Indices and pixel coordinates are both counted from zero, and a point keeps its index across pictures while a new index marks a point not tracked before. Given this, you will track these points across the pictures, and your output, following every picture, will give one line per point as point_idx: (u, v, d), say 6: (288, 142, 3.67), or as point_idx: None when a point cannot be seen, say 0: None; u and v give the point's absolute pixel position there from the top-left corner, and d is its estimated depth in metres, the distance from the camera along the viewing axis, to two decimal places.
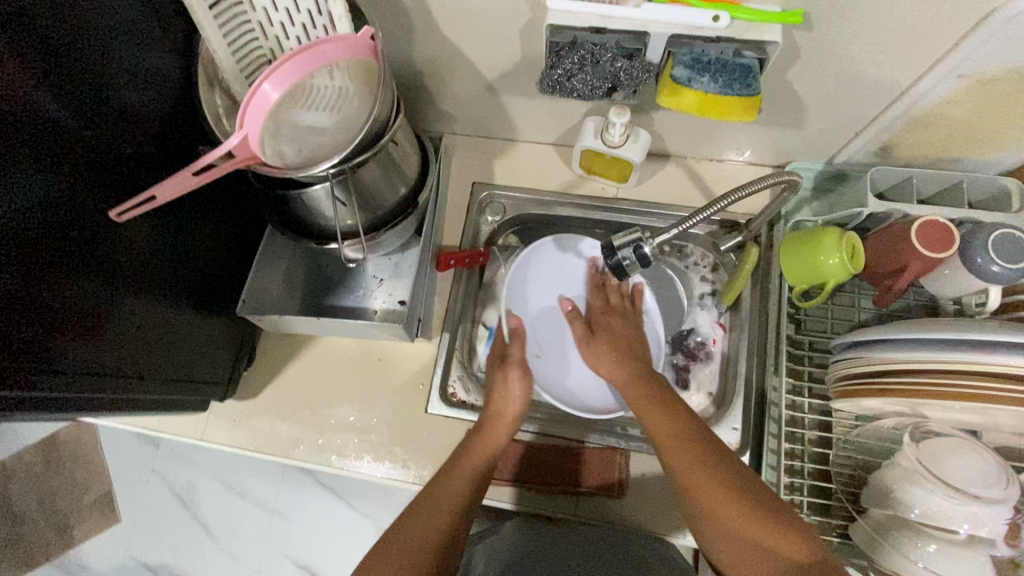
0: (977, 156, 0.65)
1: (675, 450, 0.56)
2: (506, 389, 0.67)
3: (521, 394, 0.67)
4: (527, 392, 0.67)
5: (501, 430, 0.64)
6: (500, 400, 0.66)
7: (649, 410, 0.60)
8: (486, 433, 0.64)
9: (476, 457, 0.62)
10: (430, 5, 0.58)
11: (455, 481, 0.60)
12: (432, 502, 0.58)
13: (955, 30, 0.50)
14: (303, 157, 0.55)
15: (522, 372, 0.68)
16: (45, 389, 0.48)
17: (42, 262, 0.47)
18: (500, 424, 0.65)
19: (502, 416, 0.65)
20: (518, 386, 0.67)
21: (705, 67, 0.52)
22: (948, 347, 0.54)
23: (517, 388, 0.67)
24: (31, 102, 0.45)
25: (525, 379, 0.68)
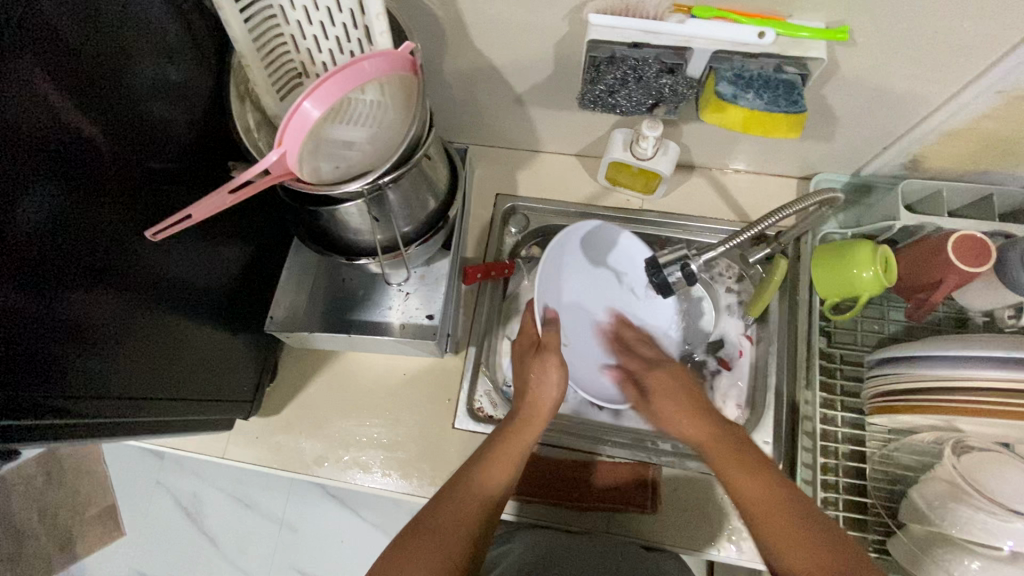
0: (1007, 169, 0.65)
1: (764, 513, 0.52)
2: (545, 374, 0.63)
3: (557, 380, 0.63)
4: (563, 385, 0.64)
5: (536, 420, 0.62)
6: (536, 390, 0.64)
7: (732, 474, 0.55)
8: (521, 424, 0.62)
9: (504, 465, 0.58)
10: (465, 19, 0.57)
11: (490, 470, 0.58)
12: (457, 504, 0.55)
13: (999, 47, 0.50)
14: (338, 173, 0.54)
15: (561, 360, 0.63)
16: (68, 412, 0.47)
17: (69, 281, 0.45)
18: (536, 413, 0.63)
19: (539, 406, 0.63)
20: (553, 372, 0.63)
21: (749, 82, 0.52)
22: (993, 368, 0.53)
23: (555, 378, 0.63)
24: (64, 120, 0.44)
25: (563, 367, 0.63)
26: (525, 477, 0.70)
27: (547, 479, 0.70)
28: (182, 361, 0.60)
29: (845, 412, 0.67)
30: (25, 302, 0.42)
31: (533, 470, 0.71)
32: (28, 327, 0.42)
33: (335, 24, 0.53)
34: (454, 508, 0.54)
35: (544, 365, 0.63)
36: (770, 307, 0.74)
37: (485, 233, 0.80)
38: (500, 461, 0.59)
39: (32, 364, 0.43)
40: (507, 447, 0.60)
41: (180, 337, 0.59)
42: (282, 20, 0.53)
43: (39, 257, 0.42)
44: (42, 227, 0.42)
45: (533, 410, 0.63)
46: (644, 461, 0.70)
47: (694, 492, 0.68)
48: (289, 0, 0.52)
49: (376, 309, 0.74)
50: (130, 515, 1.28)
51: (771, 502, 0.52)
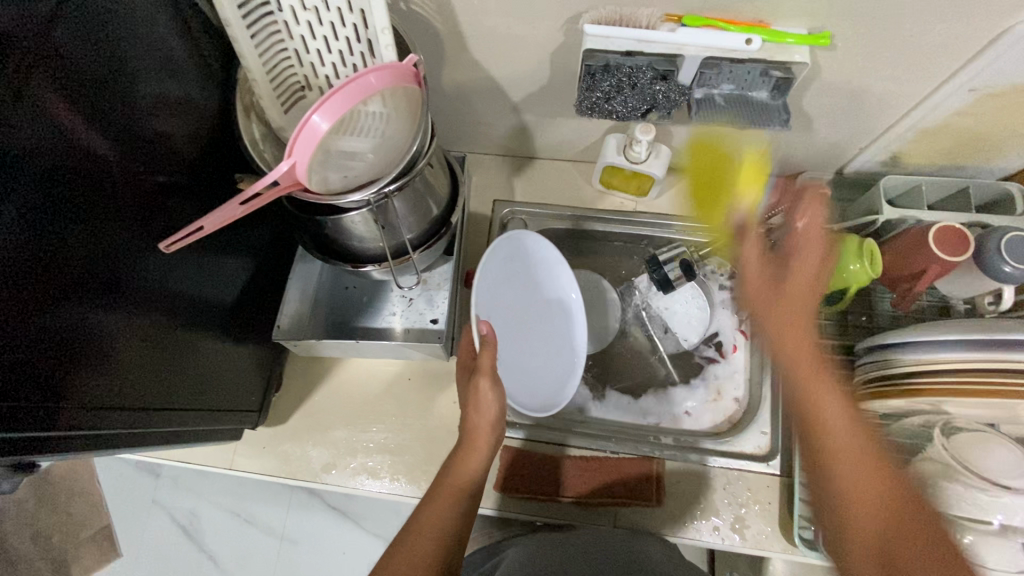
0: (979, 161, 0.69)
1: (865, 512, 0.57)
2: (479, 395, 0.60)
3: (497, 407, 0.60)
4: (502, 402, 0.61)
5: (479, 443, 0.60)
6: (471, 423, 0.61)
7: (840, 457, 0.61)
8: (465, 451, 0.60)
9: (452, 483, 0.58)
10: (463, 32, 0.59)
11: (438, 507, 0.56)
12: (416, 524, 0.55)
13: (971, 47, 0.53)
14: (346, 183, 0.56)
15: (493, 380, 0.60)
16: (79, 428, 0.47)
17: (79, 297, 0.46)
18: (480, 437, 0.60)
19: (479, 432, 0.60)
20: (493, 397, 0.60)
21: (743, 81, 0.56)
22: (977, 348, 0.56)
23: (490, 399, 0.60)
24: (74, 139, 0.45)
25: (497, 387, 0.60)
26: (534, 475, 0.71)
27: (554, 476, 0.71)
28: (185, 374, 0.59)
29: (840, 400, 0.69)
30: (36, 325, 0.42)
31: (541, 466, 0.72)
32: (41, 345, 0.43)
33: (338, 38, 0.55)
34: (409, 553, 0.53)
35: (479, 391, 0.60)
36: None
37: (483, 238, 0.82)
38: (443, 497, 0.57)
39: (45, 382, 0.43)
40: (451, 484, 0.58)
41: (185, 369, 0.59)
42: (286, 35, 0.55)
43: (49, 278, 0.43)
44: (54, 246, 0.43)
45: (474, 440, 0.60)
46: (648, 455, 0.72)
47: (697, 484, 0.70)
48: (294, 17, 0.54)
49: (379, 316, 0.75)
50: (127, 535, 1.26)
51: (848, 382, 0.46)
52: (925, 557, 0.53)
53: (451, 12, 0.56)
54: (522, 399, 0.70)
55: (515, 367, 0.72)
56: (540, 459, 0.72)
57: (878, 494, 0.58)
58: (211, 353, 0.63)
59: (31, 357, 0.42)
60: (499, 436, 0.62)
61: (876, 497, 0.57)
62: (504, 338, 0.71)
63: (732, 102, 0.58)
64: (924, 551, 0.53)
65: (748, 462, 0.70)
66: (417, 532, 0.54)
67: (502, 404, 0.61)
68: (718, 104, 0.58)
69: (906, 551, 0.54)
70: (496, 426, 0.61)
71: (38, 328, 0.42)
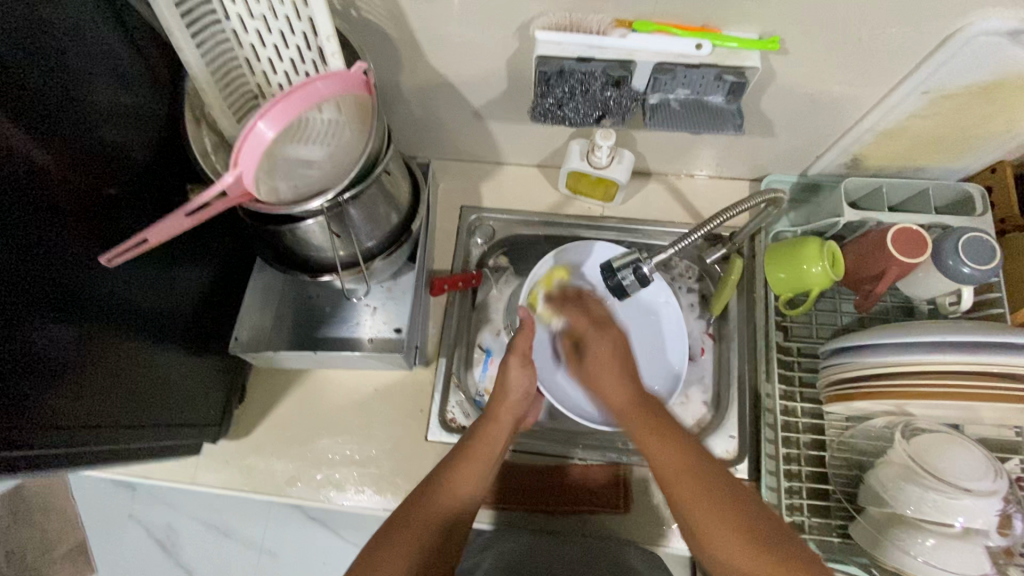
0: (938, 162, 0.69)
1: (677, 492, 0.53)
2: (507, 371, 0.64)
3: (526, 386, 0.64)
4: (532, 381, 0.65)
5: (502, 421, 0.63)
6: (497, 399, 0.64)
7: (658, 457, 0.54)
8: (486, 423, 0.62)
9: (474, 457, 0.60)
10: (418, 38, 0.58)
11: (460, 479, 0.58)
12: (433, 495, 0.56)
13: (921, 49, 0.54)
14: (298, 192, 0.55)
15: (523, 362, 0.64)
16: (24, 446, 0.45)
17: (20, 307, 0.44)
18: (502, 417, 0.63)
19: (504, 406, 0.63)
20: (523, 376, 0.64)
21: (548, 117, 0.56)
22: (935, 350, 0.57)
23: (520, 379, 0.64)
24: (12, 148, 0.43)
25: (528, 368, 0.64)
26: (506, 485, 0.71)
27: (528, 484, 0.71)
28: (143, 388, 0.58)
29: (805, 403, 0.69)
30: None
31: (507, 476, 0.71)
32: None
33: (289, 46, 0.54)
34: (420, 514, 0.55)
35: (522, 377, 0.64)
36: (730, 305, 0.77)
37: (451, 244, 0.81)
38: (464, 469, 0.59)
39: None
40: (475, 454, 0.60)
41: (136, 381, 0.57)
42: (235, 44, 0.54)
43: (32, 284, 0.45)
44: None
45: (497, 416, 0.63)
46: (615, 462, 0.71)
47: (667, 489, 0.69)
48: (242, 25, 0.53)
49: (344, 325, 0.74)
50: (104, 550, 1.24)
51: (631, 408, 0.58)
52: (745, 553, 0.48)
53: (403, 19, 0.56)
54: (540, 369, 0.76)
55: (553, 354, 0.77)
56: (509, 468, 0.72)
57: (722, 520, 0.50)
58: (169, 366, 0.62)
59: None
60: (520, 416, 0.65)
61: (687, 491, 0.52)
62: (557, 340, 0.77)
63: (688, 107, 0.58)
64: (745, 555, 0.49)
65: None
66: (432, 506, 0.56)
67: (529, 386, 0.65)
68: (674, 108, 0.58)
69: (717, 538, 0.50)
70: (522, 402, 0.65)
71: None
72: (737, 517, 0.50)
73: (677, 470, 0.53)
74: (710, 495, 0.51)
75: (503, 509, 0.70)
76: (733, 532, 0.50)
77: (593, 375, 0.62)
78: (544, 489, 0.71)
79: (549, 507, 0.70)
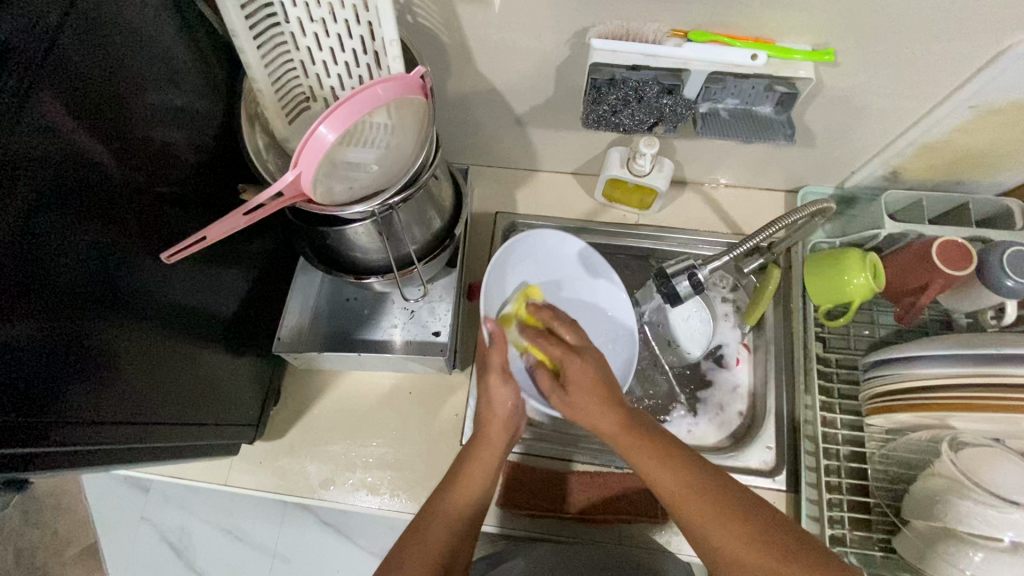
0: (978, 176, 0.70)
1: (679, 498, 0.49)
2: (491, 392, 0.61)
3: (512, 402, 0.61)
4: (517, 396, 0.62)
5: (492, 435, 0.60)
6: (484, 423, 0.61)
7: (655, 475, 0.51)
8: (479, 445, 0.60)
9: (475, 475, 0.58)
10: (469, 44, 0.59)
11: (454, 500, 0.56)
12: (439, 510, 0.55)
13: (971, 64, 0.54)
14: (351, 194, 0.55)
15: (505, 377, 0.61)
16: (73, 442, 0.46)
17: (74, 299, 0.44)
18: (493, 433, 0.61)
19: (493, 424, 0.61)
20: (506, 392, 0.61)
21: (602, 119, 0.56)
22: (983, 364, 0.56)
23: (504, 394, 0.61)
24: (78, 148, 0.44)
25: (510, 382, 0.61)
26: (540, 491, 0.70)
27: (563, 490, 0.70)
28: (184, 387, 0.58)
29: (845, 414, 0.69)
30: (29, 331, 0.41)
31: (546, 482, 0.70)
32: (30, 359, 0.41)
33: (344, 49, 0.55)
34: (426, 530, 0.53)
35: (504, 394, 0.61)
36: (766, 315, 0.77)
37: (486, 249, 0.81)
38: (459, 493, 0.57)
39: (37, 394, 0.42)
40: (468, 480, 0.58)
41: (181, 381, 0.58)
42: (293, 46, 0.55)
43: (86, 277, 0.45)
44: (43, 244, 0.41)
45: (489, 434, 0.61)
46: None
47: None
48: (301, 28, 0.53)
49: (380, 327, 0.74)
50: (116, 552, 1.22)
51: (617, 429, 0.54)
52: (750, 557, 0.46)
53: (457, 25, 0.57)
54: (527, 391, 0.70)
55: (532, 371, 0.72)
56: (545, 474, 0.71)
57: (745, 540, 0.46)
58: (213, 365, 0.63)
59: (37, 367, 0.41)
60: (513, 434, 0.62)
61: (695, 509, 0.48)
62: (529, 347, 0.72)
63: (737, 117, 0.59)
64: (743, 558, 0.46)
65: (754, 477, 0.69)
66: (436, 520, 0.54)
67: (517, 398, 0.62)
68: (722, 117, 0.59)
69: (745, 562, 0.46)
70: (511, 420, 0.62)
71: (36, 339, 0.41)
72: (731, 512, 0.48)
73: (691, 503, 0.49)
74: (726, 522, 0.47)
75: (538, 514, 0.69)
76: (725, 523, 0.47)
77: (574, 403, 0.56)
78: (579, 497, 0.69)
79: (587, 514, 0.69)
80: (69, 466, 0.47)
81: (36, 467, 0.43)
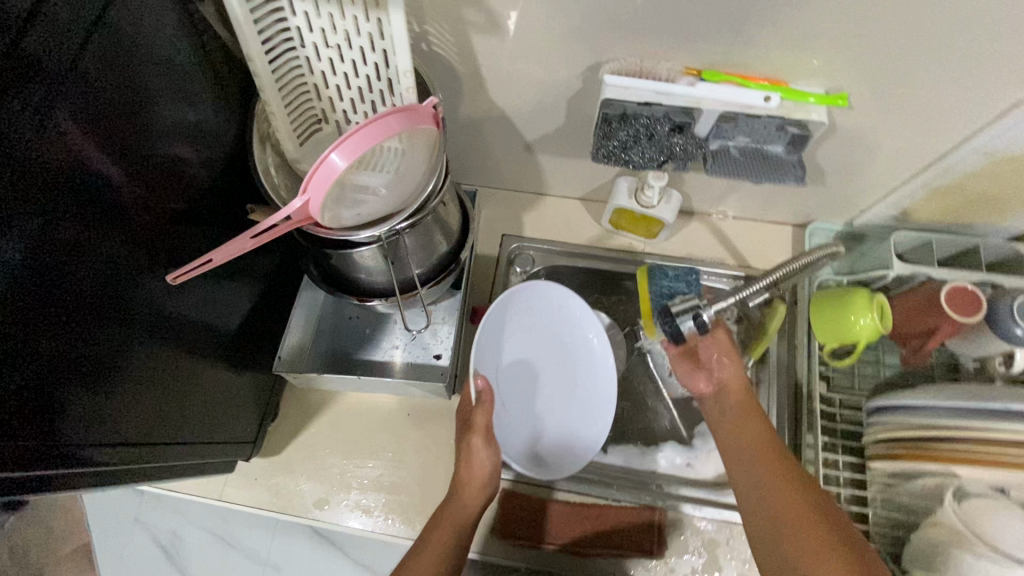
0: (989, 221, 0.69)
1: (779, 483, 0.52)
2: (472, 453, 0.61)
3: (490, 465, 0.61)
4: (496, 460, 0.62)
5: (467, 497, 0.60)
6: (461, 485, 0.61)
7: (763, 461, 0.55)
8: (454, 503, 0.60)
9: (446, 533, 0.58)
10: (483, 73, 0.59)
11: (428, 556, 0.55)
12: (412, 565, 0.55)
13: (986, 113, 0.54)
14: (359, 220, 0.55)
15: (487, 438, 0.61)
16: (69, 462, 0.45)
17: (75, 320, 0.44)
18: (468, 492, 0.60)
19: (468, 489, 0.61)
20: (485, 454, 0.61)
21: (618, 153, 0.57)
22: (996, 418, 0.56)
23: (482, 457, 0.60)
24: (91, 166, 0.44)
25: (490, 445, 0.61)
26: (535, 520, 0.69)
27: (557, 521, 0.69)
28: (177, 414, 0.57)
29: (847, 456, 0.69)
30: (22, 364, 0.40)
31: (541, 512, 0.69)
32: (21, 394, 0.40)
33: (359, 75, 0.55)
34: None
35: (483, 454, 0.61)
36: (769, 351, 0.76)
37: (490, 272, 0.81)
38: (431, 550, 0.56)
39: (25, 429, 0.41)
40: (440, 535, 0.57)
41: (176, 404, 0.57)
42: (307, 70, 0.55)
43: (87, 299, 0.45)
44: (47, 264, 0.41)
45: (464, 494, 0.60)
46: (650, 505, 0.69)
47: (699, 536, 0.68)
48: (316, 53, 0.54)
49: (382, 348, 0.73)
50: (109, 553, 1.21)
51: (751, 429, 0.59)
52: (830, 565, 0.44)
53: (472, 54, 0.57)
54: (518, 447, 0.66)
55: (518, 426, 0.67)
56: (540, 504, 0.70)
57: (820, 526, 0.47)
58: (210, 386, 0.62)
59: (29, 402, 0.41)
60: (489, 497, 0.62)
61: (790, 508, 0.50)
62: (516, 399, 0.68)
63: (748, 155, 0.59)
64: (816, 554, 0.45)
65: None
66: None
67: (495, 460, 0.62)
68: (733, 156, 0.59)
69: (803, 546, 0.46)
70: (488, 482, 0.61)
71: (29, 371, 0.41)
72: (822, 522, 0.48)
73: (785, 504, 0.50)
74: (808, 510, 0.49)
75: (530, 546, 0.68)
76: (817, 534, 0.47)
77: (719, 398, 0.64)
78: (573, 529, 0.68)
79: (580, 547, 0.67)
80: (63, 486, 0.47)
81: (30, 488, 0.43)
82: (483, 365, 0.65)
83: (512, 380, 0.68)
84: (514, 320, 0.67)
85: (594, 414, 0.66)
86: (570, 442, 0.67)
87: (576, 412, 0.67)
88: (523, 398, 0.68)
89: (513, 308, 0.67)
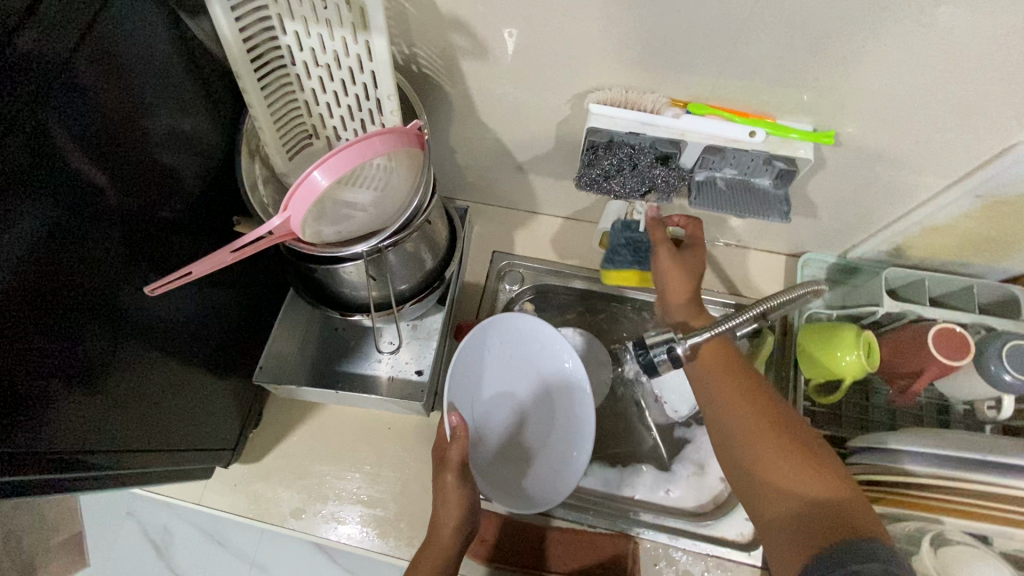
0: (984, 261, 0.68)
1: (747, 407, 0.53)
2: (445, 491, 0.59)
3: (465, 504, 0.59)
4: (471, 498, 0.60)
5: (444, 537, 0.59)
6: (436, 525, 0.59)
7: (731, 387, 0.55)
8: (431, 545, 0.59)
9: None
10: (473, 96, 0.60)
11: None
12: None
13: (978, 155, 0.53)
14: (340, 236, 0.56)
15: (461, 475, 0.60)
16: (53, 467, 0.46)
17: (63, 330, 0.45)
18: (444, 532, 0.59)
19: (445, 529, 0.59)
20: (460, 492, 0.59)
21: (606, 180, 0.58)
22: (971, 466, 0.55)
23: (457, 497, 0.59)
24: (80, 176, 0.45)
25: (464, 483, 0.60)
26: (521, 547, 0.69)
27: (535, 546, 0.69)
28: (158, 427, 0.58)
29: None
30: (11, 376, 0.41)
31: (534, 539, 0.69)
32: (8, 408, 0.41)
33: (347, 94, 0.55)
34: None
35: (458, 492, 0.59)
36: None
37: (479, 288, 0.81)
38: None
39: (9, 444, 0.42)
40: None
41: (154, 412, 0.57)
42: (297, 86, 0.56)
43: (76, 309, 0.46)
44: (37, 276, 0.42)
45: (440, 536, 0.59)
46: (624, 533, 0.68)
47: (674, 567, 0.67)
48: (306, 70, 0.55)
49: (365, 362, 0.74)
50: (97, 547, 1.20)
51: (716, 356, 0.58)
52: (786, 464, 0.49)
53: (461, 77, 0.57)
54: (500, 483, 0.66)
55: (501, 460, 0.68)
56: (525, 531, 0.70)
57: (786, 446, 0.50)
58: (192, 396, 0.63)
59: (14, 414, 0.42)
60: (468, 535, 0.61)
61: (746, 416, 0.53)
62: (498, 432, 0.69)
63: (735, 188, 0.58)
64: (777, 457, 0.49)
65: (729, 550, 0.66)
66: None
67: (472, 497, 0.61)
68: (720, 187, 0.58)
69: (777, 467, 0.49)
70: (464, 521, 0.60)
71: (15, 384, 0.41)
72: (777, 428, 0.51)
73: (747, 412, 0.53)
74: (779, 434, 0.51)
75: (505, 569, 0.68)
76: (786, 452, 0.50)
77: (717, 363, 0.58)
78: (558, 557, 0.68)
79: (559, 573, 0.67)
80: (51, 492, 0.48)
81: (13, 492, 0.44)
82: (460, 400, 0.65)
83: (491, 413, 0.69)
84: (490, 355, 0.68)
85: (574, 445, 0.67)
86: (552, 475, 0.67)
87: (557, 445, 0.68)
88: (505, 432, 0.69)
89: (487, 343, 0.67)
